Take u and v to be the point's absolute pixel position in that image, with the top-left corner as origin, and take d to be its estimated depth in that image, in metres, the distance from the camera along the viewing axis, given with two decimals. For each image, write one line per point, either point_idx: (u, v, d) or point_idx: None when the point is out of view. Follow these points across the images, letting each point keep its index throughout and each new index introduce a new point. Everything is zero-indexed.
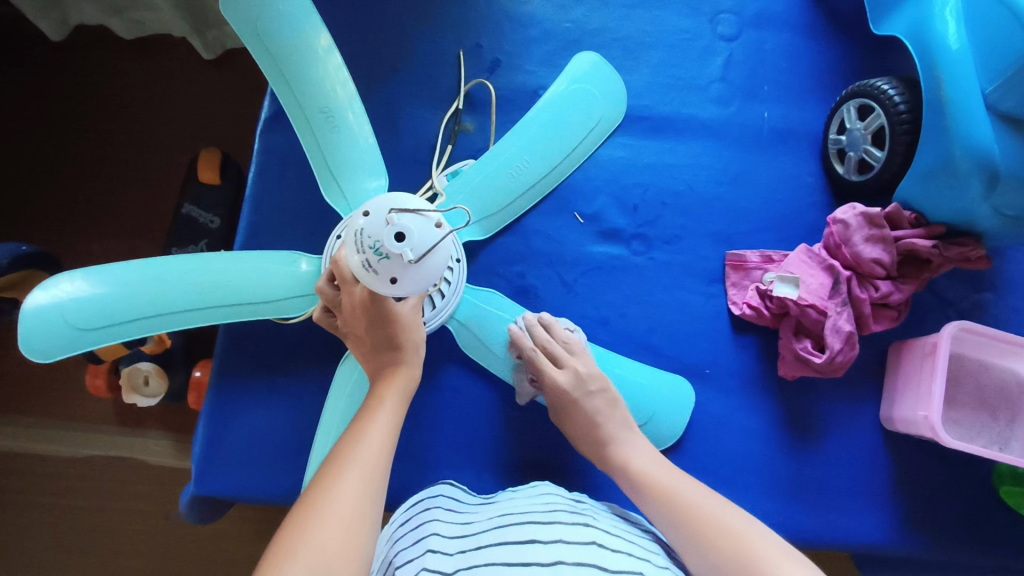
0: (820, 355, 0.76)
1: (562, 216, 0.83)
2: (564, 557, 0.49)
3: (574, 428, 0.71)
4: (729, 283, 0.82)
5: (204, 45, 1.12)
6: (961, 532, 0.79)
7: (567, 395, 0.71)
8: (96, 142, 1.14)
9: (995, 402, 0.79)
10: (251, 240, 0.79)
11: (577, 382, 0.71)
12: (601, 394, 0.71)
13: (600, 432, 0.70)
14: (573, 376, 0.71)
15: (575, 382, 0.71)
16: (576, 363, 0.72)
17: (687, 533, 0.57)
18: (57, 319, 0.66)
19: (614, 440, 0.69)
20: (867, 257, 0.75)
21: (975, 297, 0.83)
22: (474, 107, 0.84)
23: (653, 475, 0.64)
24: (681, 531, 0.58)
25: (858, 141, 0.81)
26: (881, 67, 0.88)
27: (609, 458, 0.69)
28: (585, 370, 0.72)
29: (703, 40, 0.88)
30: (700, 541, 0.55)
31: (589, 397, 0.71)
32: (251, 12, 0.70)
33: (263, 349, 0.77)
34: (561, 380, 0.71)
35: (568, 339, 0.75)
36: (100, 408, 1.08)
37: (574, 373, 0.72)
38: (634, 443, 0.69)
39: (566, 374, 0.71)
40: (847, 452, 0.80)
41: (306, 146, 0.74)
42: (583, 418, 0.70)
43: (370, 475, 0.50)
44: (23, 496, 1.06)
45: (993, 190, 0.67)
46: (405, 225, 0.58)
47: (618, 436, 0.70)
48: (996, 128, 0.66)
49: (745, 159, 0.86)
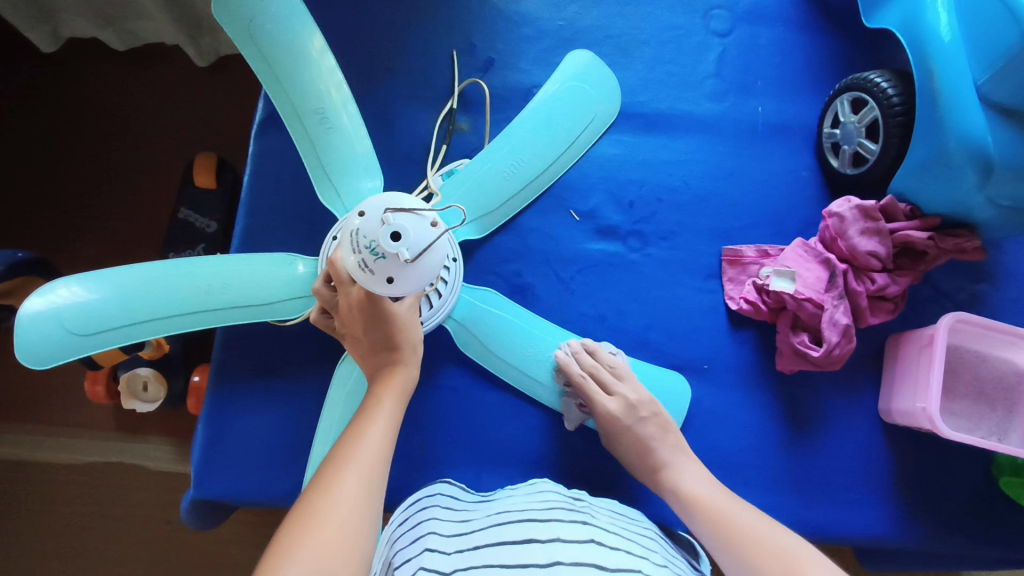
0: (818, 349, 0.76)
1: (558, 214, 0.83)
2: (561, 557, 0.48)
3: (627, 454, 0.72)
4: (725, 278, 0.82)
5: (198, 53, 1.12)
6: (962, 523, 0.79)
7: (620, 423, 0.71)
8: (90, 148, 1.14)
9: (994, 393, 0.79)
10: (247, 243, 0.79)
11: (628, 409, 0.72)
12: (653, 419, 0.72)
13: (653, 457, 0.70)
14: (624, 404, 0.72)
15: (626, 410, 0.72)
16: (625, 390, 0.73)
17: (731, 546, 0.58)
18: (53, 324, 0.66)
19: (666, 465, 0.70)
20: (863, 250, 0.76)
21: (972, 289, 0.84)
22: (468, 107, 0.84)
23: (696, 493, 0.65)
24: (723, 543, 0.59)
25: (852, 134, 0.81)
26: (875, 60, 0.88)
27: (664, 481, 0.69)
28: (634, 396, 0.73)
29: (697, 36, 0.88)
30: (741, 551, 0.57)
31: (642, 423, 0.71)
32: (244, 13, 0.70)
33: (261, 352, 0.77)
34: (612, 408, 0.72)
35: (614, 363, 0.75)
36: (100, 414, 1.08)
37: (624, 401, 0.72)
38: (690, 466, 0.70)
39: (616, 402, 0.72)
40: (846, 445, 0.80)
41: (301, 148, 0.74)
42: (635, 444, 0.71)
43: (368, 475, 0.50)
44: (24, 503, 1.06)
45: (987, 180, 0.67)
46: (401, 225, 0.58)
47: (668, 461, 0.70)
48: (990, 119, 0.66)
49: (741, 154, 0.86)
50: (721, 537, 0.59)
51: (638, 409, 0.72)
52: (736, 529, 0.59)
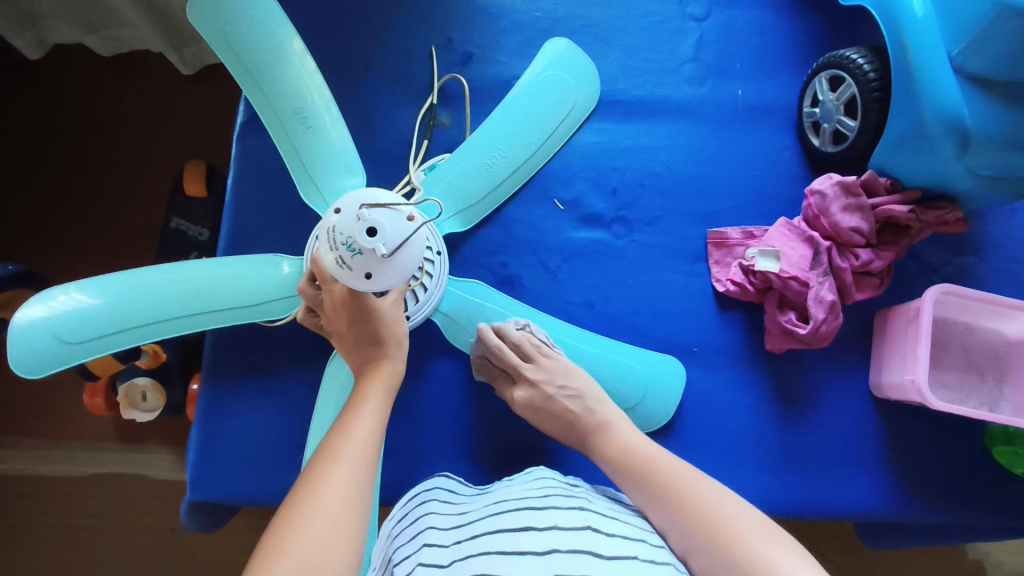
0: (805, 327, 0.76)
1: (542, 204, 0.83)
2: (559, 544, 0.49)
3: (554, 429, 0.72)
4: (712, 261, 0.83)
5: (181, 61, 1.12)
6: (957, 495, 0.79)
7: (535, 406, 0.72)
8: (78, 160, 1.14)
9: (983, 363, 0.79)
10: (233, 245, 0.80)
11: (537, 392, 0.72)
12: (567, 393, 0.71)
13: (579, 425, 0.69)
14: (532, 387, 0.72)
15: (534, 393, 0.72)
16: (531, 373, 0.72)
17: (667, 508, 0.57)
18: (45, 332, 0.66)
19: (607, 425, 0.69)
20: (846, 226, 0.76)
21: (958, 261, 0.84)
22: (449, 101, 0.84)
23: (631, 450, 0.65)
24: (662, 507, 0.58)
25: (832, 112, 0.82)
26: (851, 38, 0.88)
27: (600, 441, 0.68)
28: (541, 377, 0.72)
29: (674, 21, 0.89)
30: (683, 518, 0.55)
31: (555, 400, 0.71)
32: (219, 19, 0.70)
33: (252, 353, 0.77)
34: (521, 396, 0.72)
35: (517, 344, 0.73)
36: (99, 426, 1.09)
37: (530, 384, 0.72)
38: (629, 427, 0.68)
39: (524, 388, 0.72)
40: (838, 421, 0.80)
41: (282, 148, 0.74)
42: (556, 420, 0.71)
43: (357, 471, 0.50)
44: (30, 518, 1.07)
45: (966, 150, 0.68)
46: (376, 219, 0.60)
47: (601, 422, 0.69)
48: (964, 90, 0.66)
49: (722, 137, 0.86)
50: (670, 501, 0.57)
51: (549, 387, 0.71)
52: (684, 497, 0.57)
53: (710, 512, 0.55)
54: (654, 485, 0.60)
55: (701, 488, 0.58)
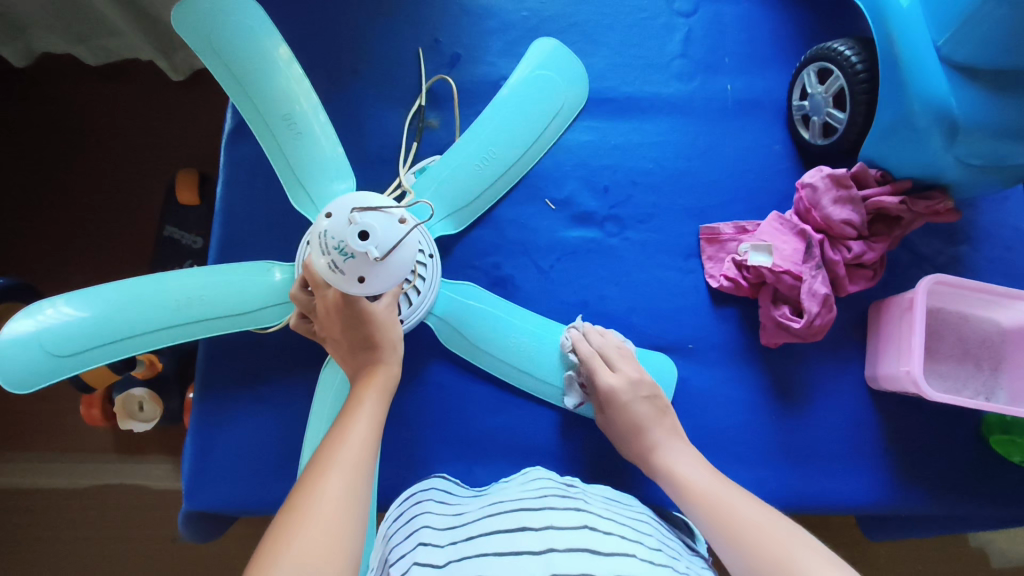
0: (799, 320, 0.76)
1: (532, 204, 0.83)
2: (555, 544, 0.48)
3: (620, 432, 0.72)
4: (705, 256, 0.83)
5: (171, 67, 1.12)
6: (956, 485, 0.79)
7: (618, 397, 0.71)
8: (66, 171, 1.14)
9: (978, 353, 0.79)
10: (224, 253, 0.79)
11: (628, 386, 0.71)
12: (651, 401, 0.71)
13: (646, 437, 0.69)
14: (625, 381, 0.71)
15: (627, 388, 0.71)
16: (629, 369, 0.72)
17: (708, 517, 0.57)
18: (33, 346, 0.66)
19: (657, 447, 0.68)
20: (837, 218, 0.76)
21: (951, 251, 0.84)
22: (437, 103, 0.84)
23: (679, 471, 0.64)
24: (704, 517, 0.57)
25: (821, 105, 0.82)
26: (839, 30, 0.88)
27: (655, 461, 0.67)
28: (636, 375, 0.72)
29: (661, 17, 0.88)
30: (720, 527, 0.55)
31: (640, 402, 0.70)
32: (204, 25, 0.70)
33: (245, 361, 0.77)
34: (612, 383, 0.71)
35: (619, 347, 0.75)
36: (97, 438, 1.08)
37: (625, 378, 0.72)
38: (678, 447, 0.68)
39: (618, 378, 0.72)
40: (835, 414, 0.80)
41: (270, 153, 0.73)
42: (630, 420, 0.70)
43: (353, 476, 0.50)
44: (30, 532, 1.06)
45: (955, 139, 0.68)
46: (368, 223, 0.60)
47: (660, 442, 0.68)
48: (952, 79, 0.66)
49: (712, 133, 0.86)
50: (710, 516, 0.57)
51: (640, 386, 0.71)
52: (727, 517, 0.55)
53: (748, 533, 0.52)
54: (699, 508, 0.58)
55: (742, 509, 0.56)
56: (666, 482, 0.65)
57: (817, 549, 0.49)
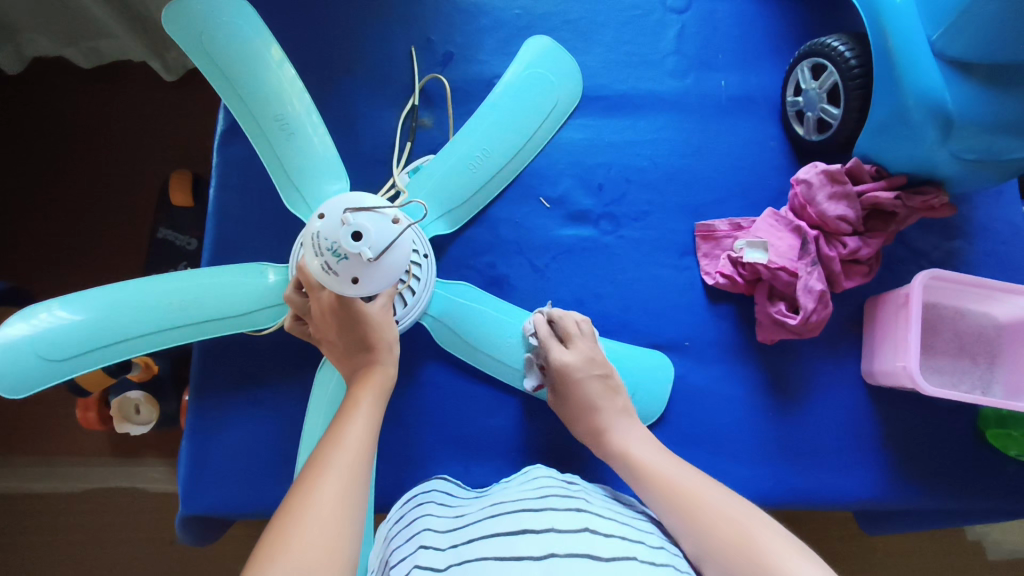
0: (795, 317, 0.76)
1: (527, 203, 0.82)
2: (556, 548, 0.48)
3: (572, 412, 0.71)
4: (701, 254, 0.82)
5: (164, 67, 1.12)
6: (953, 479, 0.79)
7: (571, 374, 0.70)
8: (59, 174, 1.13)
9: (974, 347, 0.79)
10: (217, 255, 0.79)
11: (582, 364, 0.70)
12: (603, 379, 0.70)
13: (597, 418, 0.69)
14: (579, 359, 0.71)
15: (580, 365, 0.70)
16: (585, 347, 0.72)
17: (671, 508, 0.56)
18: (27, 351, 0.65)
19: (606, 429, 0.68)
20: (832, 214, 0.76)
21: (946, 246, 0.84)
22: (430, 102, 0.84)
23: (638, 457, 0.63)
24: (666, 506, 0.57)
25: (815, 100, 0.81)
26: (833, 25, 0.88)
27: (608, 442, 0.67)
28: (592, 353, 0.71)
29: (655, 14, 0.88)
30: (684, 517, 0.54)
31: (592, 380, 0.70)
32: (194, 27, 0.70)
33: (240, 364, 0.77)
34: (566, 362, 0.70)
35: (577, 323, 0.73)
36: (93, 441, 1.08)
37: (578, 355, 0.71)
38: (627, 428, 0.68)
39: (573, 356, 0.71)
40: (832, 409, 0.80)
41: (263, 154, 0.73)
42: (580, 400, 0.70)
43: (350, 478, 0.49)
44: (27, 536, 1.06)
45: (949, 135, 0.68)
46: (361, 223, 0.59)
47: (608, 425, 0.68)
48: (945, 75, 0.66)
49: (707, 130, 0.86)
50: (670, 504, 0.56)
51: (594, 364, 0.71)
52: (692, 507, 0.54)
53: (711, 520, 0.52)
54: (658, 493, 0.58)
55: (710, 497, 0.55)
56: (622, 466, 0.64)
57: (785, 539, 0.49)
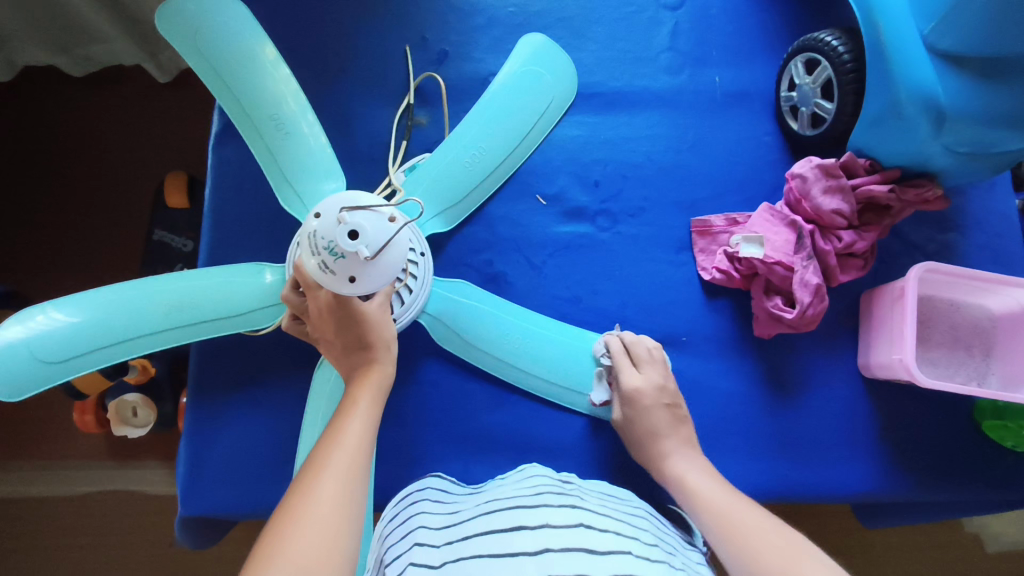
0: (792, 311, 0.76)
1: (524, 200, 0.83)
2: (550, 544, 0.48)
3: (633, 434, 0.72)
4: (697, 249, 0.83)
5: (158, 67, 1.11)
6: (950, 471, 0.80)
7: (641, 399, 0.71)
8: (53, 176, 1.13)
9: (969, 339, 0.80)
10: (214, 256, 0.79)
11: (654, 392, 0.72)
12: (671, 409, 0.72)
13: (660, 445, 0.69)
14: (651, 386, 0.72)
15: (651, 393, 0.72)
16: (658, 376, 0.73)
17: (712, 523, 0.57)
18: (25, 353, 0.65)
19: (669, 455, 0.69)
20: (827, 209, 0.76)
21: (941, 239, 0.84)
22: (426, 100, 0.84)
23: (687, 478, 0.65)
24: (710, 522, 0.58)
25: (809, 96, 0.82)
26: (826, 19, 0.88)
27: (665, 469, 0.68)
28: (662, 383, 0.73)
29: (648, 11, 0.88)
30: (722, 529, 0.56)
31: (661, 408, 0.71)
32: (188, 27, 0.70)
33: (238, 364, 0.76)
34: (638, 386, 0.72)
35: (650, 350, 0.75)
36: (90, 445, 1.07)
37: (651, 382, 0.72)
38: (689, 456, 0.68)
39: (645, 383, 0.72)
40: (829, 403, 0.80)
41: (258, 154, 0.73)
42: (644, 425, 0.71)
43: (347, 476, 0.50)
44: (25, 541, 1.05)
45: (941, 128, 0.68)
46: (358, 222, 0.59)
47: (674, 453, 0.69)
48: (938, 69, 0.66)
49: (702, 125, 0.86)
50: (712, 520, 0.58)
51: (664, 393, 0.72)
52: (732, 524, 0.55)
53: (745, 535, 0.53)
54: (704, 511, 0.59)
55: (742, 515, 0.56)
56: (676, 489, 0.65)
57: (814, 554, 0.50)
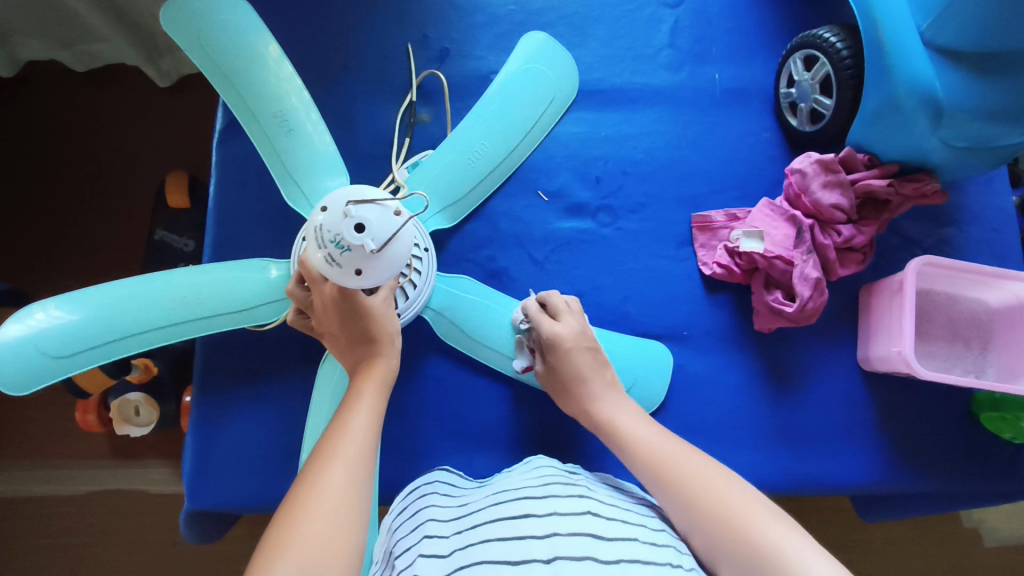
0: (792, 305, 0.77)
1: (526, 196, 0.83)
2: (558, 529, 0.49)
3: (561, 384, 0.70)
4: (697, 244, 0.83)
5: (159, 73, 1.12)
6: (949, 463, 0.81)
7: (563, 345, 0.69)
8: (56, 176, 1.13)
9: (967, 332, 0.81)
10: (218, 252, 0.79)
11: (574, 337, 0.70)
12: (592, 352, 0.70)
13: (585, 388, 0.68)
14: (571, 330, 0.70)
15: (571, 338, 0.70)
16: (576, 321, 0.72)
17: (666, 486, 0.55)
18: (29, 349, 0.66)
19: None
20: (826, 204, 0.77)
21: (939, 233, 0.85)
22: (428, 98, 0.84)
23: (624, 429, 0.63)
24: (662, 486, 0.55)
25: (808, 92, 0.83)
26: (823, 17, 0.89)
27: (595, 414, 0.66)
28: (580, 328, 0.71)
29: (648, 8, 0.89)
30: (681, 497, 0.53)
31: (582, 351, 0.69)
32: (193, 24, 0.70)
33: (243, 360, 0.77)
34: (559, 334, 0.70)
35: (566, 302, 0.74)
36: (93, 443, 1.08)
37: (569, 328, 0.71)
38: (614, 398, 0.67)
39: (566, 329, 0.70)
40: (829, 396, 0.81)
41: (263, 151, 0.73)
42: (568, 372, 0.69)
43: (355, 466, 0.50)
44: (27, 539, 1.06)
45: (939, 122, 0.69)
46: (364, 216, 0.60)
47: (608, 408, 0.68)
48: (936, 64, 0.67)
49: (702, 122, 0.87)
50: (665, 484, 0.55)
51: (584, 337, 0.70)
52: (689, 485, 0.53)
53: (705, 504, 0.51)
54: (651, 470, 0.57)
55: (698, 473, 0.54)
56: (612, 438, 0.63)
57: (796, 530, 0.47)
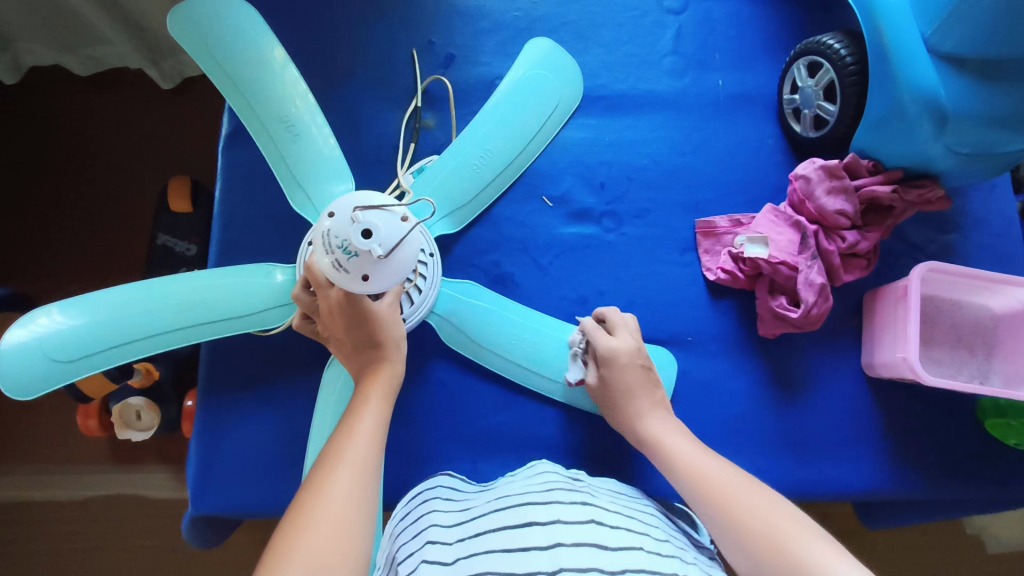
0: (796, 310, 0.77)
1: (530, 201, 0.83)
2: (562, 539, 0.49)
3: (609, 398, 0.70)
4: (702, 250, 0.84)
5: (161, 75, 1.11)
6: (954, 470, 0.80)
7: (618, 359, 0.70)
8: (59, 180, 1.13)
9: (972, 338, 0.81)
10: (223, 257, 0.79)
11: (627, 354, 0.70)
12: (645, 370, 0.71)
13: (633, 404, 0.68)
14: (626, 347, 0.71)
15: (625, 355, 0.70)
16: (632, 338, 0.72)
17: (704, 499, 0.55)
18: (33, 354, 0.65)
19: None
20: (831, 209, 0.77)
21: (942, 239, 0.85)
22: (432, 103, 0.85)
23: (666, 443, 0.64)
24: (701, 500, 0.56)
25: (811, 98, 0.83)
26: (826, 24, 0.90)
27: (642, 430, 0.67)
28: (635, 345, 0.71)
29: (652, 15, 0.89)
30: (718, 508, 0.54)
31: (637, 368, 0.70)
32: (200, 29, 0.70)
33: (248, 364, 0.77)
34: (614, 349, 0.71)
35: (623, 318, 0.75)
36: (94, 448, 1.07)
37: (624, 344, 0.71)
38: (665, 418, 0.68)
39: (622, 345, 0.71)
40: (833, 402, 0.81)
41: (268, 156, 0.74)
42: (618, 386, 0.69)
43: (360, 473, 0.50)
44: (27, 546, 1.05)
45: (943, 129, 0.69)
46: (370, 222, 0.59)
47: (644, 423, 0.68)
48: (939, 71, 0.67)
49: (706, 128, 0.87)
50: (704, 499, 0.55)
51: (640, 355, 0.71)
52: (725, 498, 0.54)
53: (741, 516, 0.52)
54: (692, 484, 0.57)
55: (737, 489, 0.54)
56: (654, 450, 0.65)
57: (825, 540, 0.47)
